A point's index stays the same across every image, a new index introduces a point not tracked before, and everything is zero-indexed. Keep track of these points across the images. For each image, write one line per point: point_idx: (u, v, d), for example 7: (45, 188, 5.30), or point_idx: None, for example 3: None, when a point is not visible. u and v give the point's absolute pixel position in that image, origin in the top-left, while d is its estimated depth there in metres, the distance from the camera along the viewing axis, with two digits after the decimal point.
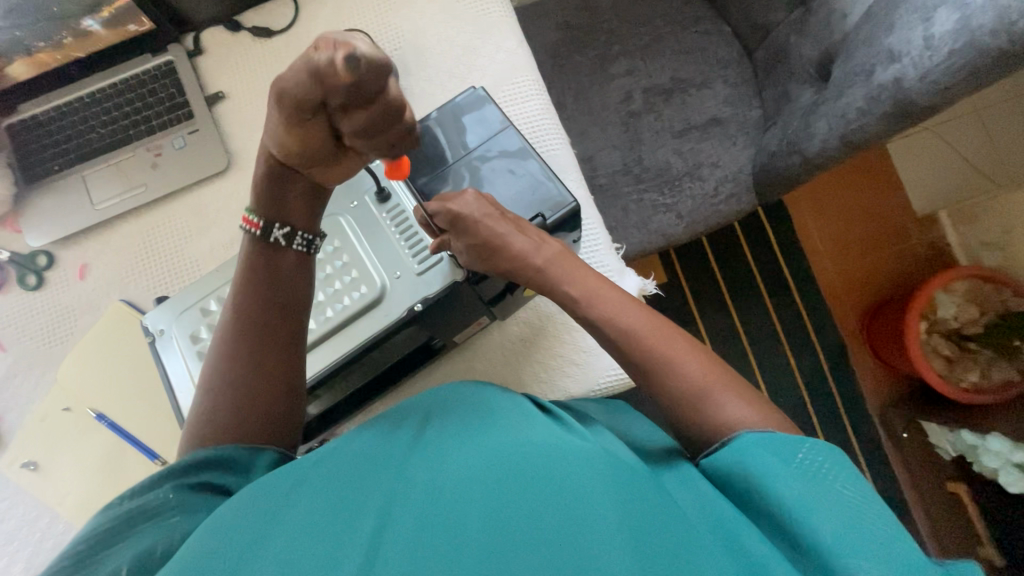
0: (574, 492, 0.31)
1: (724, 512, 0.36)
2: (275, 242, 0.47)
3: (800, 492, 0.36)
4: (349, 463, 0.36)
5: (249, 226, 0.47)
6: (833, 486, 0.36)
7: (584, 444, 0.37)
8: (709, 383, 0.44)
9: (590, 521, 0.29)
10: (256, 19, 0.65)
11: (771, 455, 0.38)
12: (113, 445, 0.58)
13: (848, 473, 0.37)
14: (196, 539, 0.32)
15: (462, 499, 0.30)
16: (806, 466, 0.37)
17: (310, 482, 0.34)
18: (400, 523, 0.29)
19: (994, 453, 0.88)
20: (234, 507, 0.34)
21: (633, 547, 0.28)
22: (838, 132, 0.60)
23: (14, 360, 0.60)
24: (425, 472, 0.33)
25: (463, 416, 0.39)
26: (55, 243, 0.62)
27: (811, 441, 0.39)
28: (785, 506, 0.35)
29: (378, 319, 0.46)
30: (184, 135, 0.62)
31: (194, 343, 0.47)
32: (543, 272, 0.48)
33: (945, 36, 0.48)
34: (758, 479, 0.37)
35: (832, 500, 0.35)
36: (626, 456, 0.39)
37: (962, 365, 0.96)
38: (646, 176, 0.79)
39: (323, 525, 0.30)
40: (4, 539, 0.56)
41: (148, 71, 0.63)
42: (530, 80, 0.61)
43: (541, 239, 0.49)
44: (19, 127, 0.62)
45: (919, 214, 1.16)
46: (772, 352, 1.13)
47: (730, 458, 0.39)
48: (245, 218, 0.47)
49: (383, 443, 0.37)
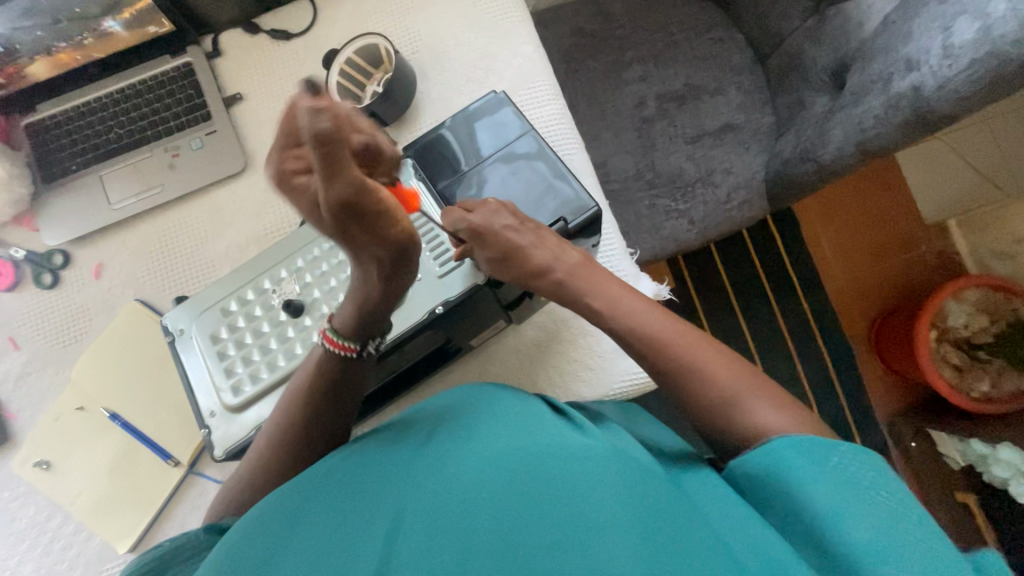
0: (583, 494, 0.31)
1: (745, 515, 0.35)
2: (367, 356, 0.44)
3: (835, 499, 0.35)
4: (365, 466, 0.36)
5: (346, 351, 0.43)
6: (868, 491, 0.36)
7: (595, 444, 0.36)
8: (742, 389, 0.43)
9: (599, 531, 0.29)
10: (275, 22, 0.65)
11: (803, 461, 0.37)
12: (125, 445, 0.58)
13: (880, 474, 0.37)
14: (230, 547, 0.33)
15: (474, 504, 0.31)
16: (839, 466, 0.37)
17: (330, 485, 0.35)
18: (411, 535, 0.30)
19: (1005, 463, 0.89)
20: (259, 517, 0.34)
21: (642, 551, 0.28)
22: (854, 140, 0.60)
23: (29, 359, 0.60)
24: (438, 474, 0.33)
25: (474, 417, 0.39)
26: (71, 242, 0.62)
27: (849, 444, 0.38)
28: (816, 511, 0.35)
29: (399, 322, 0.46)
30: (201, 136, 0.62)
31: (214, 342, 0.47)
32: (565, 285, 0.48)
33: (966, 45, 0.48)
34: (789, 483, 0.37)
35: (862, 506, 0.35)
36: (640, 455, 0.39)
37: (973, 373, 0.95)
38: (659, 181, 0.80)
39: (340, 534, 0.31)
40: (17, 538, 0.56)
41: (167, 72, 0.63)
42: (548, 85, 0.61)
43: (562, 249, 0.48)
44: (39, 127, 0.63)
45: (929, 224, 1.15)
46: (780, 359, 1.13)
47: (761, 461, 0.39)
48: (337, 342, 0.43)
49: (398, 445, 0.38)
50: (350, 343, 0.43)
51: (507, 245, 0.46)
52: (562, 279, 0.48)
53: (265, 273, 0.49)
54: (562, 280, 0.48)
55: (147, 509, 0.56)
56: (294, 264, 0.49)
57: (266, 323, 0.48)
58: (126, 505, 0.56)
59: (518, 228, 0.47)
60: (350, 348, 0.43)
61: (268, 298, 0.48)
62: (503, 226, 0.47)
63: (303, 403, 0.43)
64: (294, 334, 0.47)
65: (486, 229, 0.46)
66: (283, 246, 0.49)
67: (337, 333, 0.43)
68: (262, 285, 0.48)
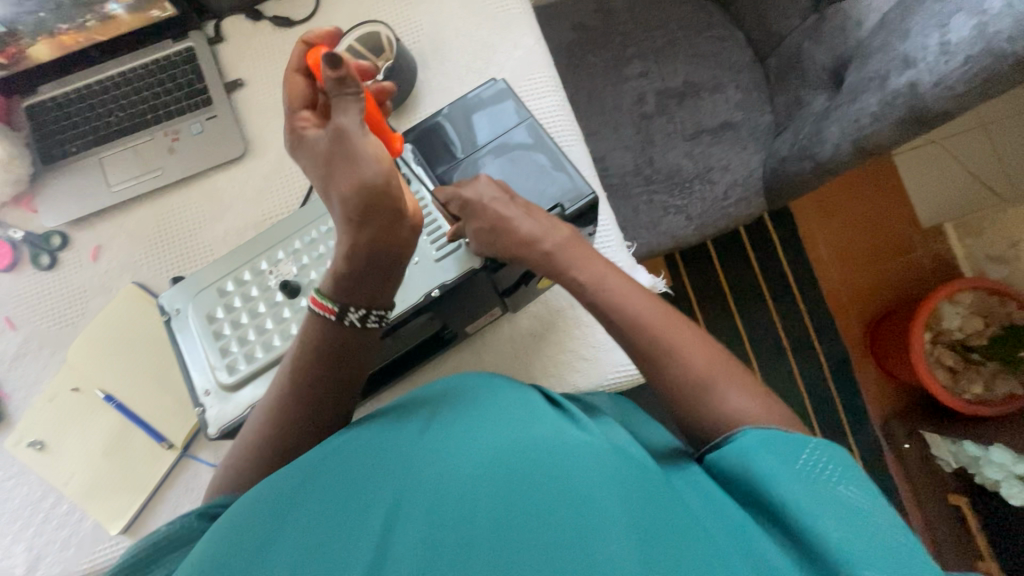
0: (580, 486, 0.31)
1: (736, 518, 0.34)
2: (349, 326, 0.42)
3: (803, 497, 0.34)
4: (360, 453, 0.36)
5: (324, 312, 0.42)
6: (835, 489, 0.35)
7: (592, 439, 0.36)
8: (712, 374, 0.43)
9: (598, 524, 0.29)
10: (278, 9, 0.65)
11: (776, 458, 0.37)
12: (119, 427, 0.58)
13: (855, 477, 0.36)
14: (219, 534, 0.33)
15: (472, 495, 0.30)
16: (807, 467, 0.36)
17: (326, 472, 0.34)
18: (409, 522, 0.30)
19: (997, 465, 0.88)
20: (245, 507, 0.34)
21: (639, 547, 0.28)
22: (850, 138, 0.61)
23: (26, 339, 0.61)
24: (436, 463, 0.33)
25: (471, 408, 0.39)
26: (70, 224, 0.62)
27: (815, 441, 0.38)
28: (787, 509, 0.34)
29: (397, 304, 0.46)
30: (202, 120, 0.62)
31: (210, 321, 0.48)
32: (552, 258, 0.48)
33: (962, 42, 0.48)
34: (759, 479, 0.36)
35: (831, 507, 0.34)
36: (633, 451, 0.39)
37: (965, 376, 0.96)
38: (657, 177, 0.80)
39: (336, 523, 0.31)
40: (8, 518, 0.56)
41: (169, 56, 0.63)
42: (548, 77, 0.62)
43: (551, 225, 0.49)
44: (40, 108, 0.63)
45: (926, 227, 1.16)
46: (775, 359, 1.13)
47: (735, 455, 0.38)
48: (319, 301, 0.42)
49: (395, 432, 0.37)
50: (332, 305, 0.42)
51: (495, 217, 0.47)
52: (549, 250, 0.48)
53: (262, 255, 0.49)
54: (550, 251, 0.48)
55: (139, 491, 0.56)
56: (291, 246, 0.49)
57: (262, 303, 0.48)
58: (118, 487, 0.56)
59: (506, 202, 0.48)
60: (331, 311, 0.42)
61: (265, 279, 0.48)
62: (493, 199, 0.48)
63: (294, 386, 0.43)
64: (289, 314, 0.47)
65: (474, 202, 0.47)
66: (281, 227, 0.50)
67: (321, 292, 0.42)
68: (259, 266, 0.49)
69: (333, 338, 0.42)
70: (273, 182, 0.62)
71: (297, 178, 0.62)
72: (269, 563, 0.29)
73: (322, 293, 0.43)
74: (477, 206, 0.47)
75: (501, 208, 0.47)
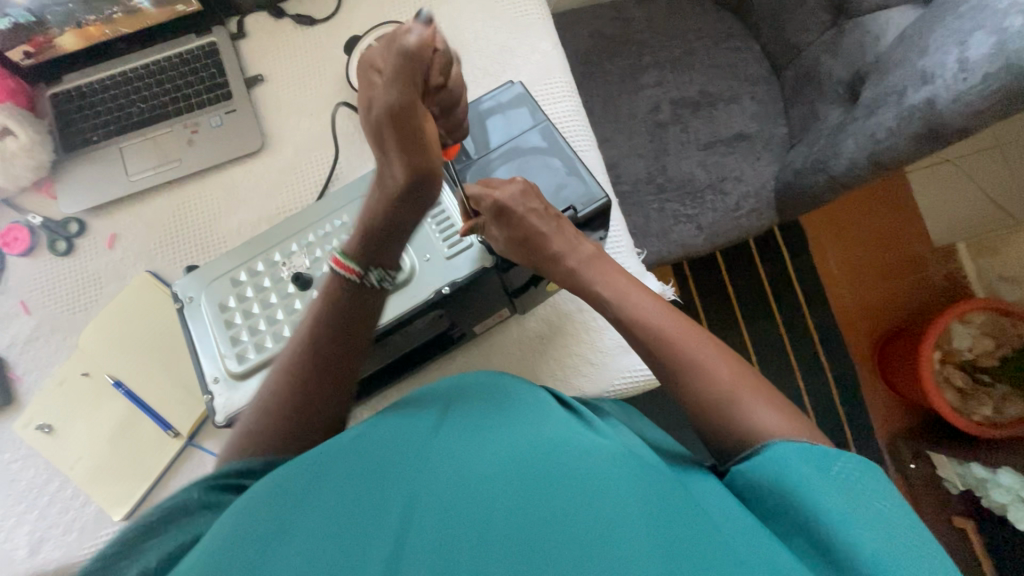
0: (598, 487, 0.31)
1: (757, 528, 0.33)
2: (369, 287, 0.44)
3: (838, 508, 0.33)
4: (376, 445, 0.36)
5: (349, 274, 0.43)
6: (865, 499, 0.34)
7: (607, 444, 0.36)
8: (737, 386, 0.42)
9: (615, 525, 0.29)
10: (300, 8, 0.66)
11: (805, 468, 0.36)
12: (127, 412, 0.58)
13: (883, 490, 0.35)
14: (228, 517, 0.32)
15: (490, 489, 0.30)
16: (841, 475, 0.36)
17: (341, 461, 0.35)
18: (426, 511, 0.30)
19: (1005, 488, 0.88)
20: (258, 493, 0.33)
21: (662, 552, 0.28)
22: (865, 152, 0.61)
23: (39, 324, 0.61)
24: (451, 461, 0.33)
25: (485, 407, 0.39)
26: (88, 211, 0.63)
27: (847, 453, 0.37)
28: (817, 517, 0.33)
29: (407, 300, 0.47)
30: (221, 114, 0.63)
31: (222, 310, 0.48)
32: (576, 275, 0.49)
33: (981, 59, 0.48)
34: (791, 488, 0.35)
35: (864, 514, 0.33)
36: (649, 457, 0.38)
37: (974, 398, 0.95)
38: (669, 186, 0.80)
39: (350, 512, 0.30)
40: (13, 500, 0.57)
41: (193, 50, 0.64)
42: (564, 83, 0.62)
43: (577, 240, 0.49)
44: (63, 97, 0.64)
45: (937, 246, 1.15)
46: (782, 373, 1.12)
47: (765, 467, 0.37)
48: (343, 263, 0.43)
49: (411, 425, 0.38)
50: (354, 265, 0.43)
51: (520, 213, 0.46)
52: (574, 267, 0.49)
53: (277, 246, 0.50)
54: (574, 268, 0.49)
55: (142, 478, 0.56)
56: (306, 239, 0.49)
57: (274, 294, 0.48)
58: (123, 473, 0.56)
59: (542, 214, 0.48)
60: (353, 271, 0.43)
61: (278, 270, 0.49)
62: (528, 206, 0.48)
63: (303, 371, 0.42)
64: (301, 306, 0.47)
65: (510, 209, 0.46)
66: (296, 222, 0.50)
67: (343, 253, 0.44)
68: (273, 257, 0.49)
69: (347, 304, 0.43)
70: (290, 176, 0.62)
71: (313, 172, 0.62)
72: (281, 547, 0.29)
73: (345, 254, 0.44)
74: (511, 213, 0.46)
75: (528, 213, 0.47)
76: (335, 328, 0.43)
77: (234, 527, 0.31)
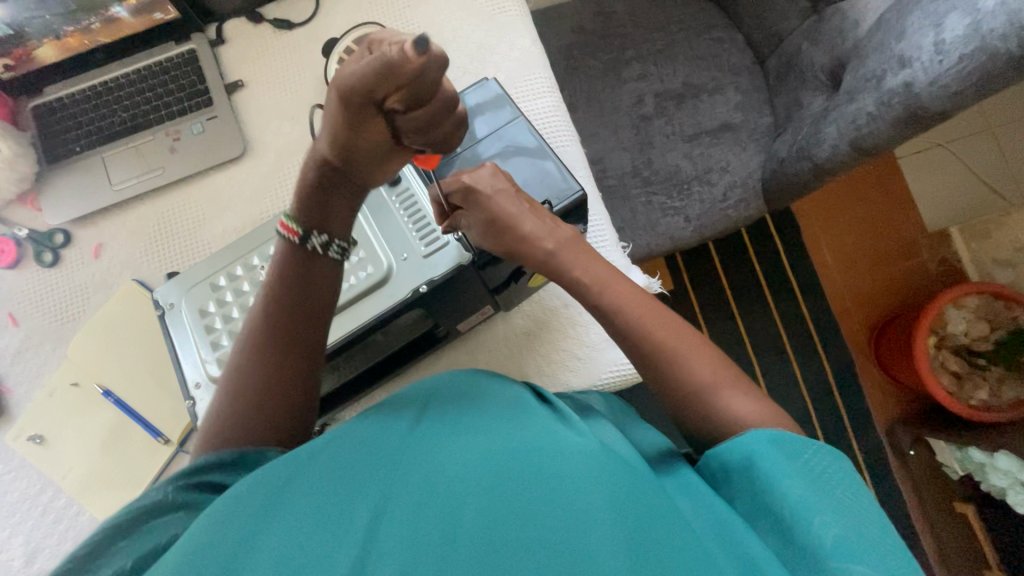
0: (570, 485, 0.30)
1: (730, 520, 0.34)
2: (309, 250, 0.44)
3: (804, 494, 0.34)
4: (353, 447, 0.35)
5: (289, 235, 0.44)
6: (831, 490, 0.35)
7: (585, 442, 0.36)
8: (716, 375, 0.43)
9: (586, 523, 0.28)
10: (278, 12, 0.67)
11: (780, 458, 0.36)
12: (115, 420, 0.58)
13: (849, 481, 0.35)
14: (204, 520, 0.32)
15: (461, 492, 0.30)
16: (809, 466, 0.36)
17: (318, 462, 0.34)
18: (397, 515, 0.29)
19: (1003, 472, 0.88)
20: (228, 498, 0.33)
21: (629, 544, 0.28)
22: (847, 138, 0.60)
23: (27, 336, 0.62)
24: (425, 463, 0.33)
25: (462, 406, 0.39)
26: (72, 222, 0.64)
27: (819, 444, 0.37)
28: (784, 507, 0.34)
29: (386, 298, 0.47)
30: (203, 121, 0.63)
31: (202, 316, 0.48)
32: (555, 257, 0.47)
33: (956, 40, 0.48)
34: (761, 480, 0.35)
35: (828, 505, 0.34)
36: (626, 454, 0.38)
37: (971, 382, 0.94)
38: (655, 179, 0.80)
39: (320, 514, 0.30)
40: (7, 511, 0.57)
41: (172, 58, 0.64)
42: (544, 78, 0.62)
43: (555, 224, 0.48)
44: (45, 109, 0.64)
45: (931, 230, 1.15)
46: (777, 363, 1.12)
47: (733, 456, 0.38)
48: (286, 224, 0.44)
49: (387, 426, 0.37)
50: (296, 227, 0.44)
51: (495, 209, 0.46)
52: (552, 249, 0.47)
53: (255, 251, 0.50)
54: (553, 249, 0.47)
55: (134, 485, 0.56)
56: None
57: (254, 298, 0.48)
58: (113, 482, 0.57)
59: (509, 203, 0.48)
60: (293, 232, 0.44)
61: (257, 275, 0.49)
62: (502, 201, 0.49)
63: (286, 398, 0.43)
64: None
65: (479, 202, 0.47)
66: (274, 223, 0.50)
67: (289, 217, 0.44)
68: (251, 262, 0.49)
69: (309, 303, 0.43)
70: (272, 182, 0.63)
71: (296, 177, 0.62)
72: (251, 552, 0.29)
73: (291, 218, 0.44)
74: (478, 205, 0.47)
75: (505, 202, 0.47)
76: (308, 338, 0.43)
77: (207, 531, 0.31)
